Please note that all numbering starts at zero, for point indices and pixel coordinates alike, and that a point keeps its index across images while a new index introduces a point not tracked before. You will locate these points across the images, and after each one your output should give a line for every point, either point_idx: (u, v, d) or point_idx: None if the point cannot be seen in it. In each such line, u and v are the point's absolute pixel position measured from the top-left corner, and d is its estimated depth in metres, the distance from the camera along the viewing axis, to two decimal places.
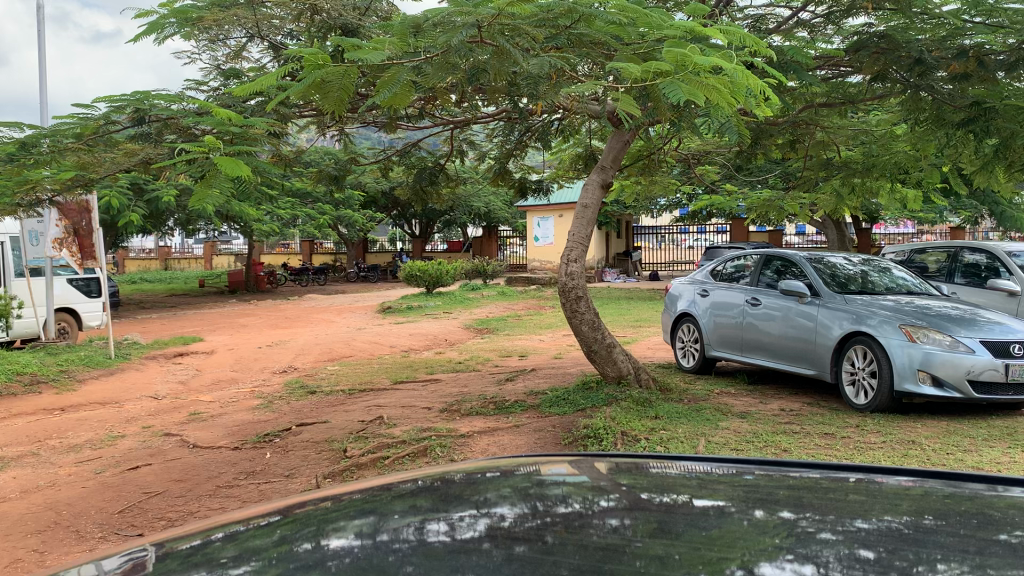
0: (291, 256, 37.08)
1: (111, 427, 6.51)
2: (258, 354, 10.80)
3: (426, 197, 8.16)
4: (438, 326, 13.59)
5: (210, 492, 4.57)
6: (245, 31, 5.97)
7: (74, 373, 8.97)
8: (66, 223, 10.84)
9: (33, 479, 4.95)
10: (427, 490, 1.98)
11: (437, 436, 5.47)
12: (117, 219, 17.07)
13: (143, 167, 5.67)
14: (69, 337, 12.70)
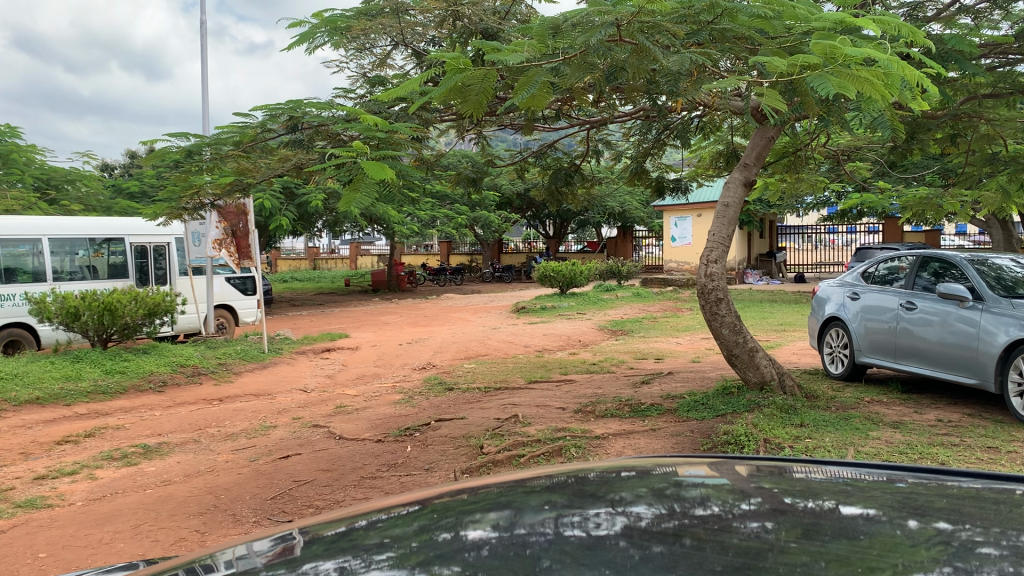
0: (430, 256, 38.09)
1: (264, 418, 6.90)
2: (398, 351, 11.17)
3: (562, 197, 8.18)
4: (573, 326, 13.62)
5: (355, 482, 4.75)
6: (390, 39, 6.18)
7: (231, 366, 9.56)
8: (225, 226, 11.57)
9: (195, 464, 5.31)
10: (562, 487, 1.98)
11: (573, 436, 5.48)
12: (270, 221, 18.06)
13: (295, 172, 5.96)
14: (227, 332, 13.53)
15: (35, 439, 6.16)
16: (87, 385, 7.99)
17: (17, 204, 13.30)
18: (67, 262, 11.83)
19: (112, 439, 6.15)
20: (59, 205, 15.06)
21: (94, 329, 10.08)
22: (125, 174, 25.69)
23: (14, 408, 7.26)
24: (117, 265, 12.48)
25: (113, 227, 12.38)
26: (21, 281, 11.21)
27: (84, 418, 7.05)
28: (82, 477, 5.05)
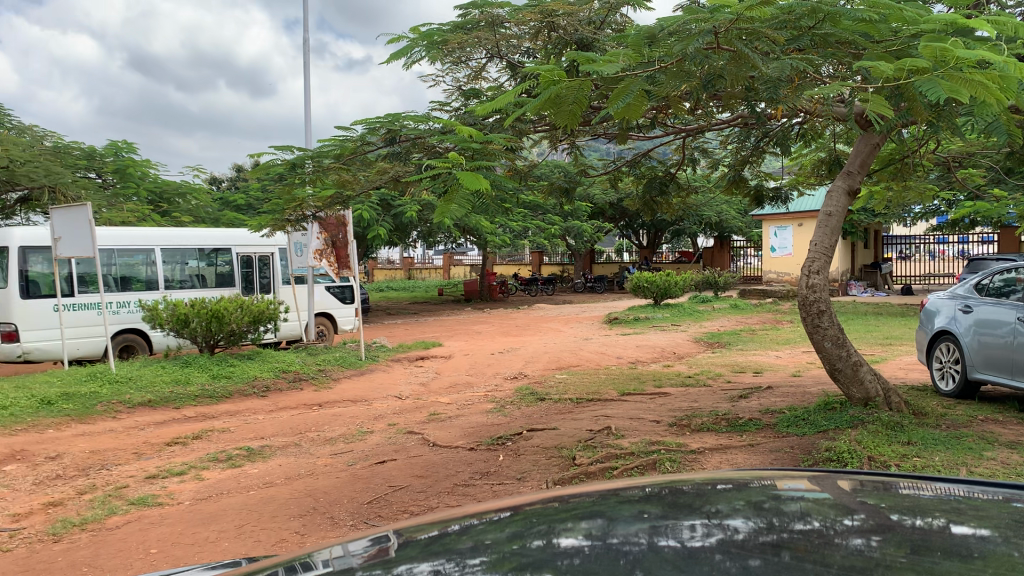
0: (522, 267, 38.29)
1: (361, 423, 7.07)
2: (491, 360, 11.25)
3: (656, 207, 8.10)
4: (667, 338, 13.45)
5: (449, 489, 4.80)
6: (486, 51, 6.26)
7: (330, 372, 9.83)
8: (325, 236, 11.93)
9: (295, 467, 5.47)
10: (655, 498, 1.96)
11: (667, 449, 5.40)
12: (367, 232, 18.51)
13: (393, 184, 6.08)
14: (327, 339, 13.91)
15: (147, 439, 6.47)
16: (195, 389, 8.35)
17: (133, 216, 14.05)
18: (178, 271, 12.39)
19: (218, 441, 6.40)
20: (171, 216, 15.82)
21: (202, 335, 10.53)
22: (231, 187, 26.84)
23: (129, 409, 7.64)
24: (225, 274, 13.02)
25: (220, 238, 12.91)
26: (136, 289, 11.80)
27: (193, 421, 7.37)
28: (190, 477, 5.28)
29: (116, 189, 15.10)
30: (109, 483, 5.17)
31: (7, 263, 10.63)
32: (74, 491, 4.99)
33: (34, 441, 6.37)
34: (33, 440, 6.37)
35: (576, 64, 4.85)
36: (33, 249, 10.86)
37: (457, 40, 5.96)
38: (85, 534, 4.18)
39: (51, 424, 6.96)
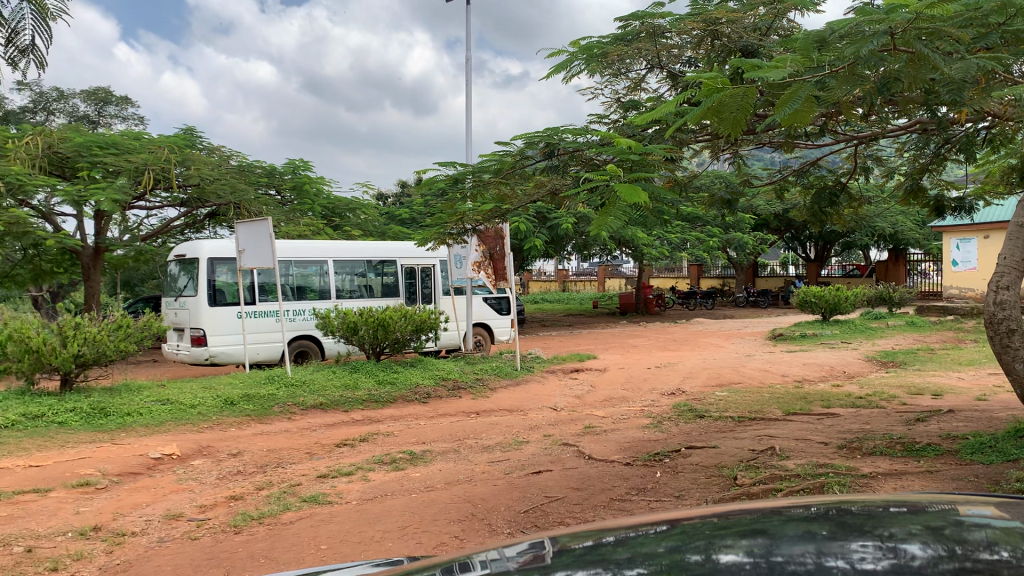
0: (680, 280, 37.66)
1: (517, 433, 7.16)
2: (648, 374, 11.11)
3: (824, 218, 7.74)
4: (835, 356, 12.81)
5: (605, 503, 4.77)
6: (646, 62, 6.22)
7: (488, 382, 10.02)
8: (483, 249, 12.21)
9: (455, 473, 5.61)
10: (821, 518, 1.87)
11: (836, 473, 5.14)
12: (524, 244, 18.78)
13: (550, 197, 6.12)
14: (484, 349, 14.20)
15: (318, 440, 6.83)
16: (362, 393, 8.74)
17: (308, 230, 14.93)
18: (348, 282, 13.03)
19: (383, 444, 6.67)
20: (342, 230, 16.68)
21: (369, 342, 11.03)
22: (396, 202, 28.01)
23: (302, 411, 8.10)
24: (390, 284, 13.58)
25: (386, 250, 13.48)
26: (310, 298, 12.50)
27: (359, 424, 7.71)
28: (356, 478, 5.53)
29: (293, 205, 16.09)
30: (284, 480, 5.49)
31: (198, 273, 11.54)
32: (253, 486, 5.34)
33: (219, 438, 6.87)
34: (217, 437, 6.87)
35: (739, 72, 4.75)
36: (221, 261, 11.73)
37: (617, 52, 5.97)
38: (263, 527, 4.46)
39: (234, 423, 7.48)
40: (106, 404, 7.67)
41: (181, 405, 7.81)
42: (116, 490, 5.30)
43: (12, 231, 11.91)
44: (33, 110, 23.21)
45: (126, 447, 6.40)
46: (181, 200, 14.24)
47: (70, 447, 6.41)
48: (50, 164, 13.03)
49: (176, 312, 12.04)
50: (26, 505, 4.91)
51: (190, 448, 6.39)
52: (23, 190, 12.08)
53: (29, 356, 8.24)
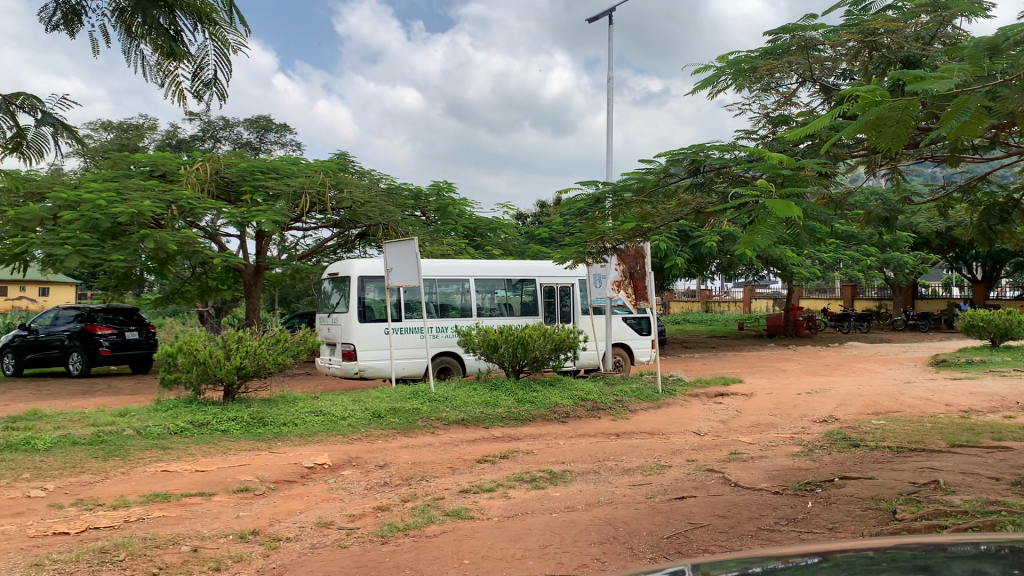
0: (832, 301, 36.06)
1: (659, 456, 7.04)
2: (798, 400, 10.67)
3: (994, 236, 7.22)
4: (1008, 386, 11.86)
5: (752, 532, 4.61)
6: (798, 77, 6.01)
7: (628, 404, 9.90)
8: (623, 268, 12.11)
9: (596, 495, 5.57)
10: (992, 556, 1.73)
11: (1009, 511, 4.74)
12: (666, 263, 18.54)
13: (695, 216, 6.00)
14: (624, 370, 14.07)
15: (460, 455, 6.95)
16: (502, 411, 8.83)
17: (451, 249, 15.31)
18: (489, 300, 13.26)
19: (523, 462, 6.71)
20: (484, 249, 16.97)
21: (509, 360, 11.18)
22: (536, 222, 28.31)
23: (444, 426, 8.27)
24: (529, 303, 13.70)
25: (527, 269, 13.63)
26: (453, 316, 12.81)
27: (500, 441, 7.79)
28: (497, 494, 5.57)
29: (437, 226, 16.54)
30: (427, 493, 5.62)
31: (348, 291, 12.06)
32: (398, 498, 5.49)
33: (366, 450, 7.12)
34: (366, 449, 7.12)
35: (900, 83, 4.53)
36: (370, 278, 12.21)
37: (767, 65, 5.82)
38: (408, 539, 4.57)
39: (380, 435, 7.73)
40: (264, 413, 8.11)
41: (332, 416, 8.15)
42: (272, 496, 5.58)
43: (183, 250, 12.86)
44: (202, 138, 25.01)
45: (282, 455, 6.74)
46: (334, 221, 14.93)
47: (231, 454, 6.81)
48: (217, 188, 13.99)
49: (328, 327, 12.60)
50: (193, 507, 5.25)
51: (340, 459, 6.66)
52: (193, 213, 13.02)
53: (196, 367, 8.84)
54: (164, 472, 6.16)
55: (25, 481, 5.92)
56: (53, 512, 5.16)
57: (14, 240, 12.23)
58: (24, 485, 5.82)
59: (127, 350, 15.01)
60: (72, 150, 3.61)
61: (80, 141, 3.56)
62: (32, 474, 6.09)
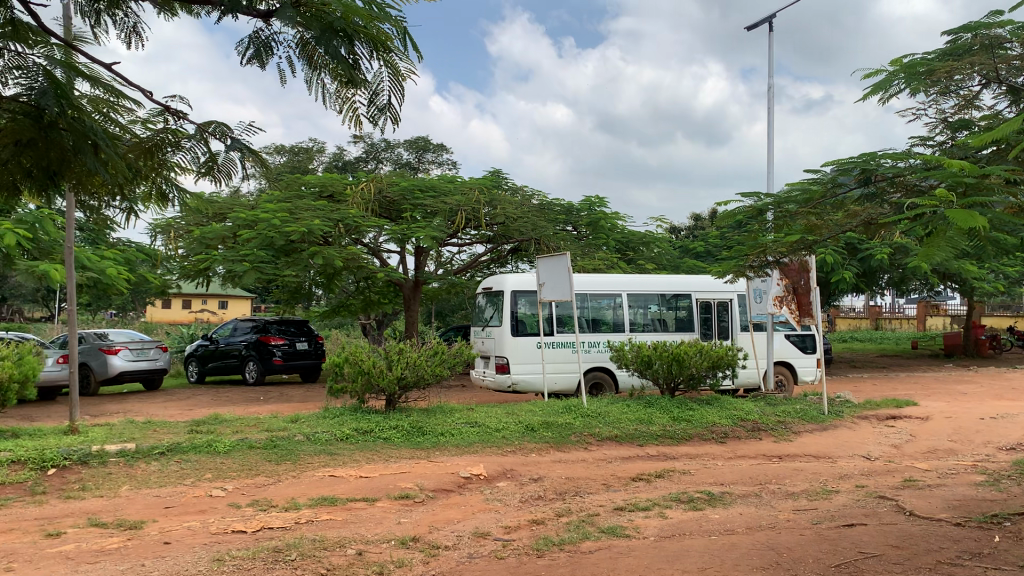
0: (1018, 319, 33.28)
1: (826, 481, 6.71)
2: (981, 426, 9.89)
3: None
4: None
5: (930, 565, 4.30)
6: (981, 78, 5.61)
7: (791, 425, 9.51)
8: (786, 283, 11.69)
9: (757, 519, 5.37)
10: None
11: None
12: (831, 277, 17.74)
13: (864, 229, 5.71)
14: (786, 390, 13.54)
15: (615, 472, 6.90)
16: (658, 429, 8.70)
17: (604, 264, 15.28)
18: (642, 315, 13.13)
19: (680, 482, 6.57)
20: (638, 264, 16.83)
21: (664, 377, 11.03)
22: (691, 236, 27.80)
23: (598, 442, 8.24)
24: (684, 318, 13.44)
25: (682, 284, 13.39)
26: (605, 331, 12.79)
27: (655, 460, 7.68)
28: (654, 514, 5.48)
29: (589, 240, 16.56)
30: (582, 509, 5.60)
31: (502, 305, 12.29)
32: (554, 512, 5.51)
33: (521, 462, 7.20)
34: (521, 462, 7.19)
35: None
36: (523, 293, 12.36)
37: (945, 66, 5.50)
38: (564, 554, 4.58)
39: (534, 449, 7.79)
40: (423, 423, 8.37)
41: (487, 428, 8.30)
42: (431, 505, 5.74)
43: (349, 266, 13.50)
44: (365, 159, 26.22)
45: (441, 464, 6.93)
46: (488, 237, 15.24)
47: (392, 462, 7.07)
48: (380, 207, 14.64)
49: (482, 341, 12.85)
50: (358, 512, 5.48)
51: (496, 470, 6.76)
52: (358, 230, 13.64)
53: (361, 377, 9.26)
54: (330, 477, 6.46)
55: (207, 481, 6.38)
56: (232, 510, 5.52)
57: (199, 257, 13.27)
58: (206, 484, 6.27)
59: (297, 360, 15.90)
60: (255, 173, 3.83)
61: (263, 165, 3.78)
62: (213, 475, 6.55)
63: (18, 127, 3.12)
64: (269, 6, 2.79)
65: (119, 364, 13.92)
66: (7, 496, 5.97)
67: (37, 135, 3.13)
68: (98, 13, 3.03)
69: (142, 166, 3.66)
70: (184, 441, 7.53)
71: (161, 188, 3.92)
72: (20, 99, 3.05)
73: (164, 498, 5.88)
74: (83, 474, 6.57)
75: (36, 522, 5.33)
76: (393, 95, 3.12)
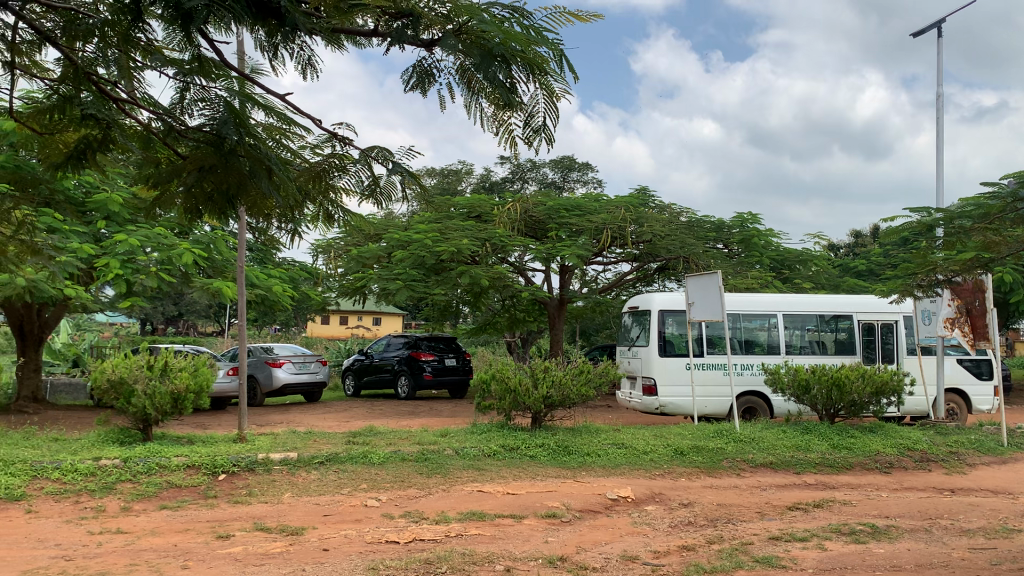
0: None
1: (1005, 519, 6.19)
2: None
3: None
4: None
5: None
6: None
7: (964, 457, 8.85)
8: (958, 303, 10.93)
9: (926, 555, 5.02)
10: None
11: None
12: (1010, 298, 16.45)
13: None
14: (958, 419, 12.65)
15: (770, 500, 6.64)
16: (815, 456, 8.31)
17: (756, 283, 14.82)
18: (799, 337, 12.63)
19: (840, 513, 6.24)
20: (793, 283, 16.23)
21: (822, 403, 10.56)
22: (850, 255, 26.50)
23: (752, 468, 7.95)
24: (845, 341, 12.82)
25: (841, 305, 12.80)
26: (758, 353, 12.40)
27: (813, 489, 7.33)
28: (812, 545, 5.23)
29: (741, 258, 16.11)
30: (735, 537, 5.42)
31: (650, 325, 12.17)
32: (705, 539, 5.36)
33: (669, 486, 7.06)
34: (670, 486, 7.05)
35: None
36: (671, 312, 12.20)
37: None
38: None
39: (684, 473, 7.61)
40: (570, 442, 8.37)
41: (635, 450, 8.20)
42: (578, 525, 5.71)
43: (496, 285, 13.73)
44: (512, 179, 26.66)
45: (588, 485, 6.89)
46: (634, 255, 15.12)
47: (539, 480, 7.10)
48: (526, 226, 14.86)
49: (629, 361, 12.73)
50: (506, 528, 5.53)
51: (644, 494, 6.65)
52: (504, 249, 13.84)
53: (509, 395, 9.42)
54: (479, 492, 6.56)
55: (362, 491, 6.62)
56: (386, 521, 5.70)
57: (356, 275, 13.91)
58: (361, 494, 6.51)
59: (447, 376, 16.29)
60: (413, 196, 3.97)
61: (421, 187, 3.90)
62: (368, 485, 6.79)
63: (202, 154, 3.38)
64: (432, 33, 2.88)
65: (283, 377, 14.73)
66: (184, 499, 6.43)
67: (218, 161, 3.36)
68: (274, 48, 3.21)
69: (311, 189, 3.87)
70: (341, 451, 7.85)
71: (328, 209, 4.13)
72: (205, 129, 3.31)
73: (323, 506, 6.16)
74: (249, 480, 6.97)
75: (209, 524, 5.70)
76: (549, 116, 3.10)
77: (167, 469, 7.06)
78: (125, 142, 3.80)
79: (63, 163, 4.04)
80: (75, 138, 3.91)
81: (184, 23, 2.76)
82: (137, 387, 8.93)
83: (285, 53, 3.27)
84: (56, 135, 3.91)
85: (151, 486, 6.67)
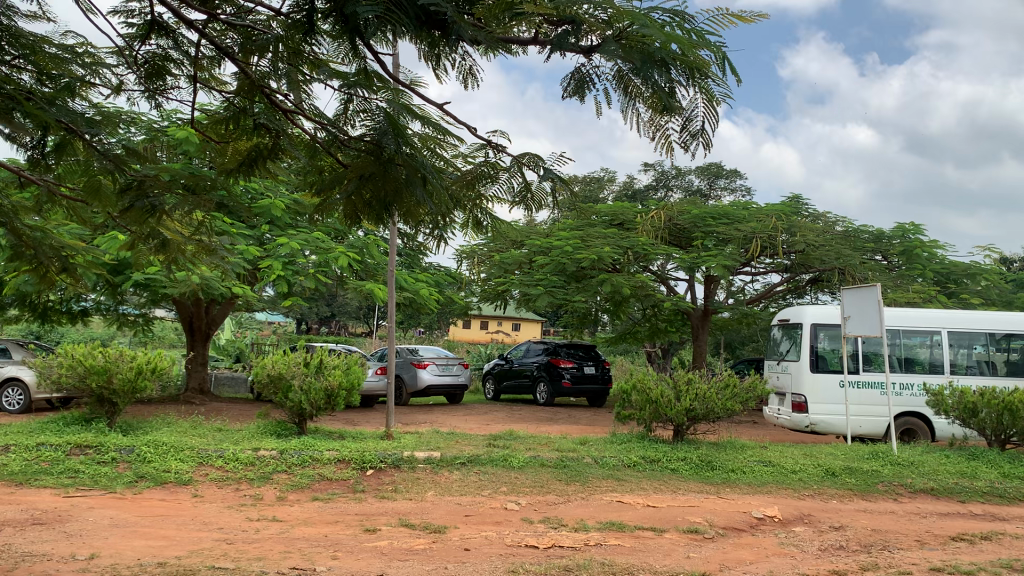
0: None
1: None
2: None
3: None
4: None
5: None
6: None
7: None
8: None
9: None
10: None
11: None
12: None
13: None
14: None
15: (931, 529, 6.23)
16: (983, 485, 7.74)
17: (919, 297, 13.98)
18: (965, 356, 11.80)
19: (1011, 548, 5.77)
20: (959, 298, 15.22)
21: (992, 428, 9.84)
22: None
23: (910, 494, 7.50)
24: (1016, 362, 11.95)
25: (1013, 323, 11.91)
26: (919, 372, 11.69)
27: (980, 519, 6.82)
28: None
29: (901, 270, 15.26)
30: (891, 565, 5.12)
31: (801, 339, 11.74)
32: (858, 565, 5.10)
33: (820, 508, 6.76)
34: (820, 507, 6.74)
35: None
36: (823, 326, 11.71)
37: None
38: None
39: (836, 495, 7.27)
40: (714, 457, 8.17)
41: (783, 469, 7.91)
42: (721, 542, 5.56)
43: (638, 293, 13.57)
44: (656, 188, 26.38)
45: (732, 502, 6.70)
46: (784, 265, 14.61)
47: (681, 494, 6.96)
48: (670, 235, 14.69)
49: (777, 376, 12.29)
50: (646, 541, 5.46)
51: (792, 514, 6.40)
52: (646, 258, 13.65)
53: (651, 405, 9.32)
54: (619, 503, 6.50)
55: (503, 494, 6.71)
56: (526, 525, 5.75)
57: (499, 281, 14.29)
58: (502, 497, 6.60)
59: (586, 384, 16.25)
60: (563, 202, 3.98)
61: (572, 195, 3.91)
62: (508, 489, 6.87)
63: (364, 162, 3.54)
64: (590, 40, 2.89)
65: (427, 378, 15.15)
66: (334, 492, 6.72)
67: (378, 169, 3.52)
68: (436, 59, 3.30)
69: (463, 197, 3.97)
70: (483, 454, 7.99)
71: (477, 216, 4.23)
72: (366, 139, 3.46)
73: (464, 506, 6.28)
74: (395, 477, 7.21)
75: (357, 517, 5.92)
76: (709, 120, 3.03)
77: (320, 462, 7.42)
78: (292, 150, 4.03)
79: (235, 169, 4.30)
80: (247, 147, 4.16)
81: (352, 38, 2.91)
82: (294, 383, 9.42)
83: (447, 63, 3.36)
84: (229, 144, 4.17)
85: (304, 477, 7.01)
